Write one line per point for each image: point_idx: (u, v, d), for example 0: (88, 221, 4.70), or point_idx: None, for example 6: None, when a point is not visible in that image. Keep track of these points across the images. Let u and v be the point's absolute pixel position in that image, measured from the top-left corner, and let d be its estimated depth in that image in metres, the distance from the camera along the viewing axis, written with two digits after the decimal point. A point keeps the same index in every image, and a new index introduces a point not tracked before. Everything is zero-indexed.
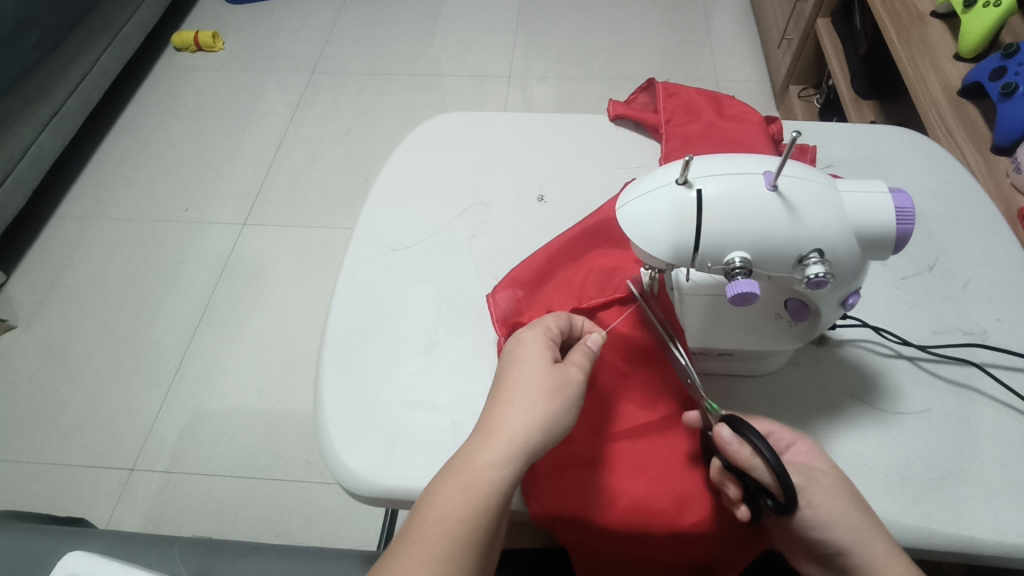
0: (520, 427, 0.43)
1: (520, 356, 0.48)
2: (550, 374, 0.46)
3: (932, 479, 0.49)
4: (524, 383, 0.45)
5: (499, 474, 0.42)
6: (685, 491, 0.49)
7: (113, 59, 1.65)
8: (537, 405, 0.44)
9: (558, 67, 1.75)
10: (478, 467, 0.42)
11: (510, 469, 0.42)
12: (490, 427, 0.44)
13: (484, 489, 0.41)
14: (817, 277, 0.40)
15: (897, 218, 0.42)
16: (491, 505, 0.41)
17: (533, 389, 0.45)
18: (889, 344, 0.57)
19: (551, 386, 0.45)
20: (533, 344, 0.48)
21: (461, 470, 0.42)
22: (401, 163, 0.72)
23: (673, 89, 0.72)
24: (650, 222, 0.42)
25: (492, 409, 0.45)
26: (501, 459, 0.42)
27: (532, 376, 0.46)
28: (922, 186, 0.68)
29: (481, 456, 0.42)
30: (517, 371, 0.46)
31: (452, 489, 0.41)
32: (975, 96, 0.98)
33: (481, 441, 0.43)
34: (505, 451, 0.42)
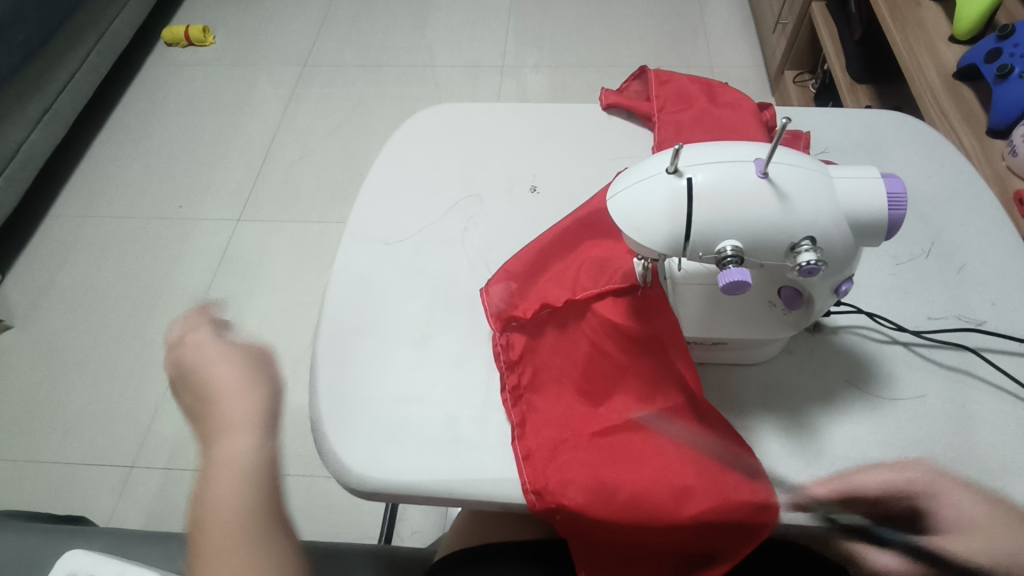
0: (239, 410, 0.52)
1: (206, 362, 0.55)
2: (244, 372, 0.54)
3: (928, 463, 0.49)
4: (228, 381, 0.53)
5: (248, 456, 0.49)
6: (688, 484, 0.48)
7: (102, 55, 1.64)
8: (244, 392, 0.53)
9: (552, 55, 1.74)
10: (232, 454, 0.49)
11: (253, 441, 0.50)
12: (223, 425, 0.51)
13: (244, 464, 0.48)
14: (809, 265, 0.40)
15: (890, 204, 0.41)
16: (257, 475, 0.48)
17: (238, 383, 0.53)
18: (884, 330, 0.57)
19: (244, 370, 0.55)
20: (205, 352, 0.56)
21: (217, 465, 0.48)
22: (393, 155, 0.72)
23: (666, 76, 0.72)
24: (640, 211, 0.42)
25: (212, 412, 0.52)
26: (255, 442, 0.50)
27: (229, 373, 0.54)
28: (917, 171, 0.67)
29: (229, 447, 0.49)
30: (217, 373, 0.54)
31: (222, 479, 0.47)
32: (971, 78, 0.98)
33: (222, 439, 0.50)
34: (247, 432, 0.50)
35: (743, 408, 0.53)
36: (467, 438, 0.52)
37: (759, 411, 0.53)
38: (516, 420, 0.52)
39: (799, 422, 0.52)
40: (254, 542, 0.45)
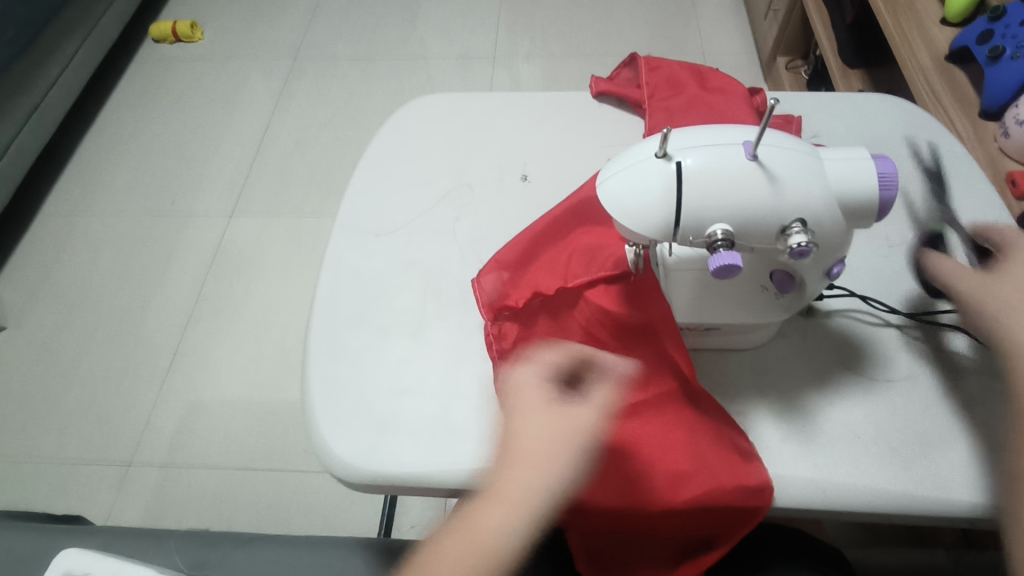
0: (530, 472, 0.44)
1: (513, 406, 0.48)
2: (537, 421, 0.47)
3: (920, 444, 0.50)
4: (523, 435, 0.46)
5: (501, 530, 0.44)
6: (683, 470, 0.48)
7: (90, 52, 1.62)
8: (547, 443, 0.45)
9: (545, 45, 1.72)
10: (467, 532, 0.44)
11: (544, 501, 0.44)
12: (500, 484, 0.45)
13: (492, 543, 0.43)
14: (799, 247, 0.40)
15: (880, 184, 0.41)
16: (518, 545, 0.44)
17: (534, 438, 0.46)
18: (877, 313, 0.57)
19: (558, 424, 0.46)
20: (528, 391, 0.48)
21: (442, 548, 0.45)
22: (382, 147, 0.71)
23: (655, 63, 0.71)
24: (631, 197, 0.42)
25: (501, 462, 0.46)
26: (535, 499, 0.44)
27: (534, 427, 0.46)
28: (909, 153, 0.67)
29: (493, 514, 0.44)
30: (521, 420, 0.47)
31: (448, 561, 0.44)
32: (963, 60, 0.97)
33: (487, 500, 0.45)
34: (517, 507, 0.44)
35: (738, 394, 0.53)
36: (461, 428, 0.52)
37: (753, 396, 0.53)
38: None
39: (793, 406, 0.52)
40: None
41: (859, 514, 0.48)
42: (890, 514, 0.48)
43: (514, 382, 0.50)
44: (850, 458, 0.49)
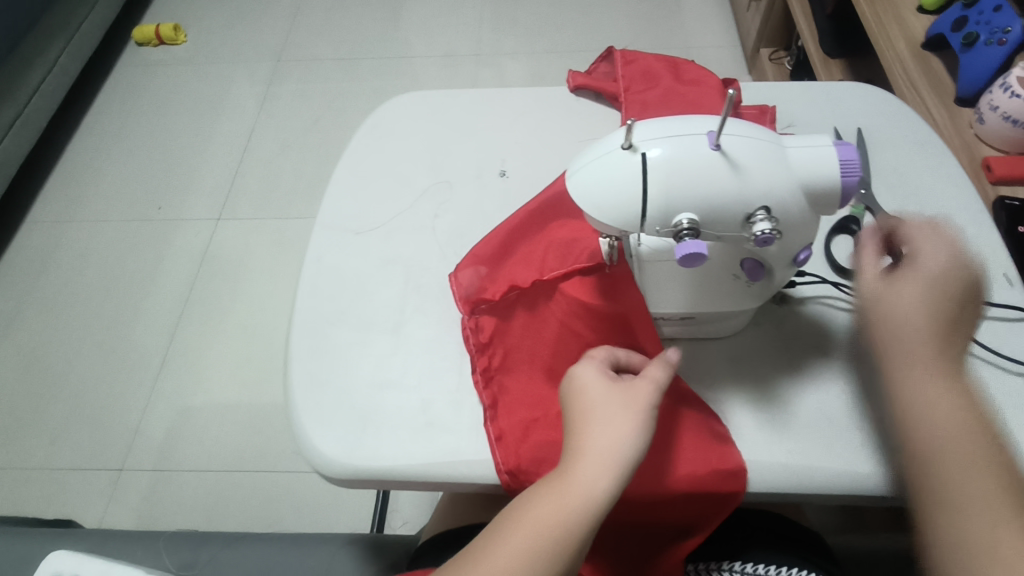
0: (598, 453, 0.44)
1: (586, 388, 0.47)
2: (621, 403, 0.46)
3: (890, 426, 0.50)
4: (605, 416, 0.46)
5: (570, 511, 0.43)
6: (673, 451, 0.50)
7: (73, 57, 1.61)
8: (621, 425, 0.45)
9: (529, 41, 1.73)
10: (543, 510, 0.43)
11: (612, 485, 0.44)
12: (582, 447, 0.45)
13: (580, 501, 0.43)
14: (763, 234, 0.41)
15: (843, 171, 0.42)
16: (587, 527, 0.43)
17: (610, 419, 0.45)
18: (849, 299, 0.57)
19: (633, 399, 0.46)
20: (595, 372, 0.48)
21: (517, 524, 0.44)
22: (362, 145, 0.71)
23: (631, 56, 0.71)
24: (598, 189, 0.42)
25: (578, 428, 0.46)
26: (592, 484, 0.43)
27: (611, 410, 0.46)
28: (883, 140, 0.68)
29: (579, 474, 0.44)
30: (592, 400, 0.47)
31: (523, 535, 0.43)
32: (939, 48, 0.98)
33: (575, 458, 0.45)
34: (602, 469, 0.44)
35: (713, 382, 0.54)
36: (441, 421, 0.53)
37: (728, 383, 0.54)
38: (494, 399, 0.53)
39: (767, 392, 0.53)
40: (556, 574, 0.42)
41: (831, 497, 0.49)
42: (861, 496, 0.49)
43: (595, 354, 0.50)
44: (822, 442, 0.50)
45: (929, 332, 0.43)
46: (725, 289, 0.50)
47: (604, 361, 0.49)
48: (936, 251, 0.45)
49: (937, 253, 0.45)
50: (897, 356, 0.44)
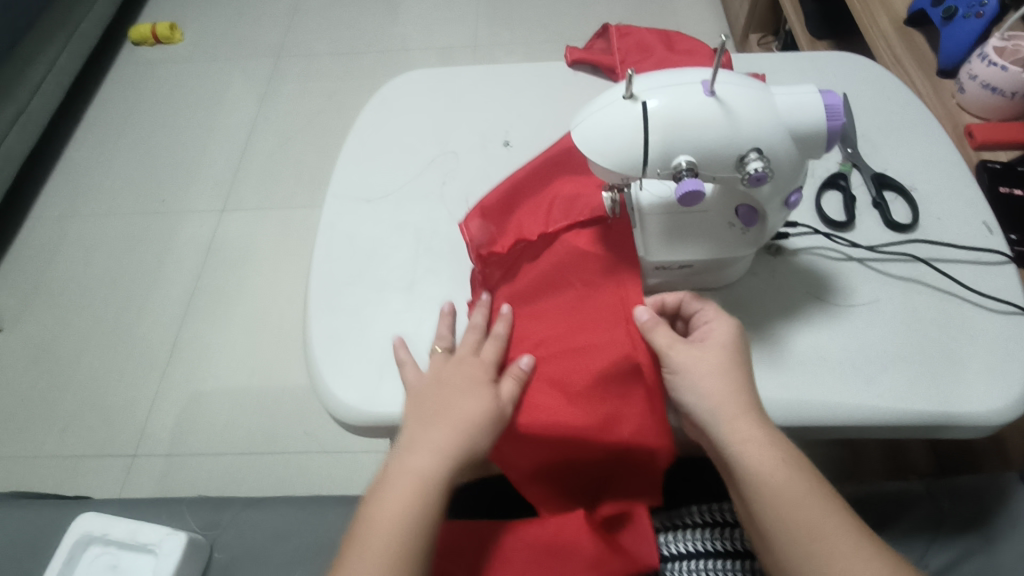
0: (444, 443, 0.49)
1: (451, 382, 0.53)
2: (475, 402, 0.51)
3: (880, 361, 0.54)
4: (456, 412, 0.51)
5: (416, 498, 0.48)
6: (624, 410, 0.52)
7: (72, 56, 1.63)
8: (468, 421, 0.50)
9: (525, 34, 1.75)
10: (392, 497, 0.48)
11: (443, 473, 0.49)
12: (418, 440, 0.50)
13: (418, 490, 0.48)
14: (757, 172, 0.44)
15: (828, 115, 0.45)
16: (432, 512, 0.48)
17: (465, 415, 0.50)
18: (840, 249, 0.61)
19: (475, 399, 0.51)
20: (469, 369, 0.53)
21: (375, 512, 0.48)
22: (370, 120, 0.74)
23: (626, 29, 0.74)
24: (601, 137, 0.45)
25: (422, 425, 0.51)
26: (436, 471, 0.49)
27: (469, 406, 0.51)
28: (868, 103, 0.71)
29: (415, 463, 0.49)
30: (457, 392, 0.52)
31: (378, 524, 0.47)
32: (921, 24, 1.02)
33: (412, 451, 0.50)
34: (433, 459, 0.49)
35: None
36: None
37: None
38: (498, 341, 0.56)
39: (764, 334, 0.56)
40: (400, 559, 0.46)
41: (828, 426, 0.52)
42: (856, 426, 0.52)
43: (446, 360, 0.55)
44: (817, 378, 0.53)
45: (720, 378, 0.49)
46: (721, 235, 0.53)
47: (486, 359, 0.55)
48: (712, 319, 0.52)
49: (715, 320, 0.52)
50: (721, 421, 0.48)
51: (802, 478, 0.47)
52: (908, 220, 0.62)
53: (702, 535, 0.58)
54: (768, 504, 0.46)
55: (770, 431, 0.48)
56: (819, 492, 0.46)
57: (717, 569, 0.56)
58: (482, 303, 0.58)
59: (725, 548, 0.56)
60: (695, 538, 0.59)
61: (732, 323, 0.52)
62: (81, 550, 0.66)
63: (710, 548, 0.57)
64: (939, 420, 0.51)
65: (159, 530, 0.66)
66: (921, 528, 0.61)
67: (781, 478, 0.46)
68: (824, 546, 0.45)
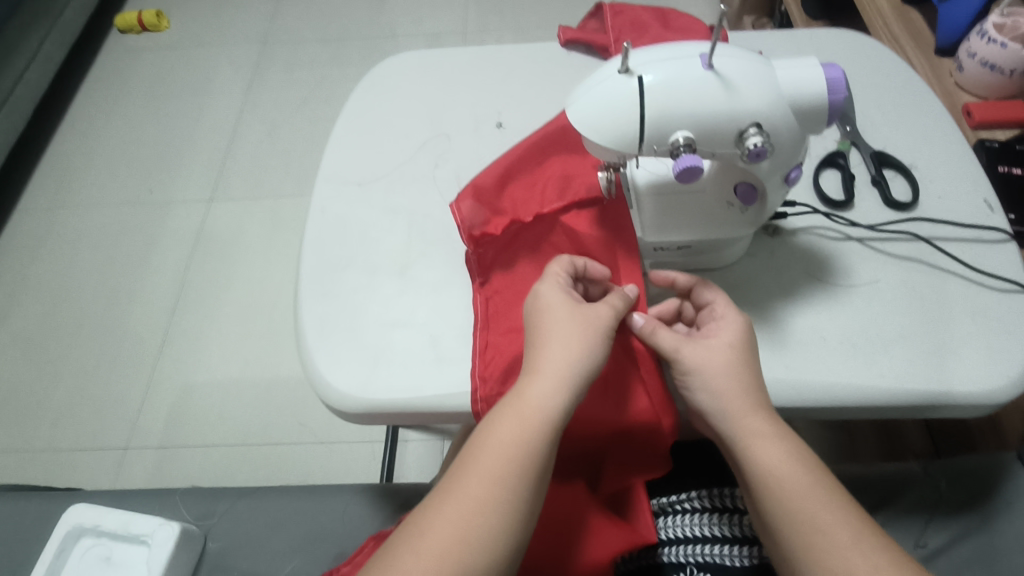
0: (547, 385, 0.47)
1: (543, 321, 0.50)
2: (575, 340, 0.48)
3: (882, 342, 0.53)
4: (564, 333, 0.48)
5: (522, 442, 0.45)
6: (629, 389, 0.53)
7: (56, 43, 1.60)
8: (570, 360, 0.47)
9: (515, 19, 1.73)
10: (506, 429, 0.45)
11: (566, 400, 0.46)
12: (535, 366, 0.48)
13: (538, 415, 0.46)
14: (756, 148, 0.43)
15: (830, 88, 0.44)
16: (542, 455, 0.45)
17: (563, 356, 0.48)
18: (839, 228, 0.60)
19: (583, 319, 0.49)
20: (559, 289, 0.51)
21: (473, 459, 0.45)
22: (358, 103, 0.73)
23: (620, 7, 0.73)
24: (597, 112, 0.44)
25: (533, 350, 0.49)
26: (542, 416, 0.46)
27: (564, 346, 0.48)
28: (867, 81, 0.70)
29: (532, 390, 0.47)
30: (550, 321, 0.49)
31: (480, 472, 0.44)
32: (919, 2, 1.00)
33: (530, 377, 0.48)
34: (553, 383, 0.47)
35: None
36: (450, 355, 0.55)
37: None
38: (483, 312, 0.55)
39: (764, 316, 0.55)
40: (517, 490, 0.44)
41: (829, 408, 0.52)
42: (856, 407, 0.51)
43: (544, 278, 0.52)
44: (817, 359, 0.53)
45: (730, 371, 0.49)
46: (720, 216, 0.52)
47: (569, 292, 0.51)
48: (723, 314, 0.52)
49: (727, 316, 0.51)
50: (726, 412, 0.48)
51: (809, 471, 0.46)
52: (908, 199, 0.61)
53: (703, 520, 0.57)
54: (774, 497, 0.46)
55: (777, 429, 0.48)
56: (824, 485, 0.46)
57: (719, 554, 0.55)
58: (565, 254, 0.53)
59: (727, 534, 0.55)
60: (695, 523, 0.57)
61: (741, 318, 0.51)
62: (73, 541, 0.66)
63: (713, 533, 0.56)
64: (940, 401, 0.50)
65: (149, 520, 0.65)
66: (918, 509, 0.61)
67: (785, 471, 0.46)
68: (829, 536, 0.43)
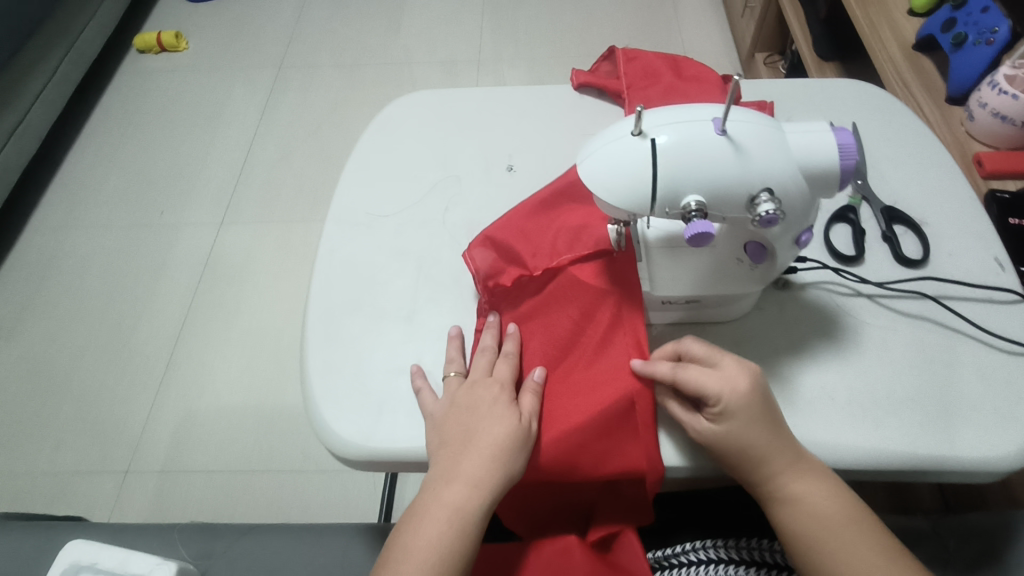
0: (473, 469, 0.49)
1: (469, 409, 0.52)
2: (497, 427, 0.51)
3: (891, 404, 0.52)
4: (483, 437, 0.50)
5: (450, 527, 0.48)
6: (616, 442, 0.51)
7: (75, 65, 1.63)
8: (492, 447, 0.50)
9: (529, 48, 1.75)
10: (427, 534, 0.48)
11: (482, 505, 0.48)
12: (449, 473, 0.49)
13: (454, 522, 0.48)
14: (768, 214, 0.42)
15: (840, 155, 0.44)
16: (468, 538, 0.48)
17: (489, 441, 0.50)
18: (848, 284, 0.59)
19: (502, 424, 0.51)
20: (484, 392, 0.53)
21: (410, 540, 0.48)
22: (371, 144, 0.73)
23: (633, 54, 0.73)
24: (609, 173, 0.44)
25: (453, 452, 0.50)
26: (467, 499, 0.48)
27: (491, 430, 0.50)
28: (878, 134, 0.70)
29: (448, 496, 0.49)
30: (476, 424, 0.51)
31: (416, 552, 0.47)
32: (930, 49, 1.00)
33: (445, 483, 0.49)
34: (468, 490, 0.48)
35: None
36: None
37: None
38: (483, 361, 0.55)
39: (771, 372, 0.55)
40: None
41: (835, 470, 0.51)
42: (862, 468, 0.50)
43: (468, 381, 0.54)
44: (824, 419, 0.52)
45: (742, 446, 0.47)
46: (728, 272, 0.51)
47: (501, 378, 0.54)
48: (728, 388, 0.48)
49: (731, 389, 0.48)
50: (742, 475, 0.49)
51: (828, 537, 0.46)
52: (918, 255, 0.60)
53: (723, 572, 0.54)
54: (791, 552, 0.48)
55: (794, 488, 0.47)
56: (844, 549, 0.46)
57: None
58: (490, 322, 0.57)
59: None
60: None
61: (740, 388, 0.48)
62: None
63: None
64: (948, 466, 0.50)
65: (146, 562, 0.61)
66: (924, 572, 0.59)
67: (802, 536, 0.47)
68: None
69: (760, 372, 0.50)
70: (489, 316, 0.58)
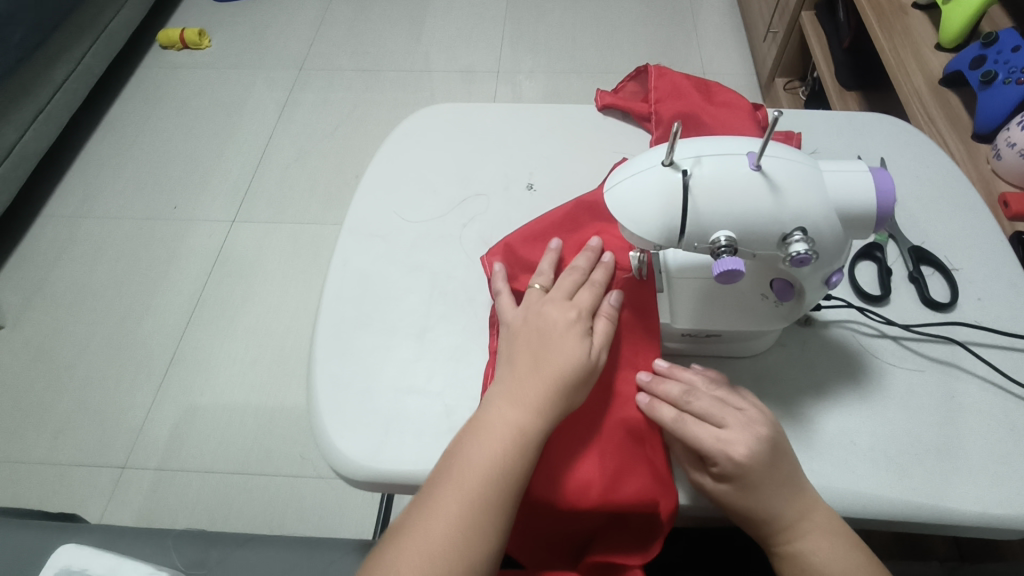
0: (538, 393, 0.47)
1: (543, 330, 0.50)
2: (568, 357, 0.48)
3: (918, 454, 0.50)
4: (550, 363, 0.48)
5: (505, 452, 0.45)
6: (620, 466, 0.49)
7: (98, 56, 1.63)
8: (563, 374, 0.48)
9: (548, 61, 1.75)
10: (453, 490, 0.45)
11: (516, 457, 0.45)
12: (489, 421, 0.47)
13: (483, 475, 0.45)
14: (800, 255, 0.41)
15: (878, 197, 0.42)
16: (518, 469, 0.45)
17: (557, 371, 0.48)
18: (874, 324, 0.58)
19: (572, 354, 0.48)
20: (557, 317, 0.51)
21: (459, 457, 0.46)
22: (391, 154, 0.73)
23: (663, 70, 0.72)
24: (639, 204, 0.43)
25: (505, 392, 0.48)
26: (527, 422, 0.46)
27: (559, 357, 0.48)
28: (905, 170, 0.68)
29: (478, 450, 0.46)
30: (548, 354, 0.49)
31: (467, 469, 0.45)
32: (957, 85, 0.99)
33: (479, 436, 0.46)
34: (507, 440, 0.46)
35: None
36: (463, 427, 0.53)
37: None
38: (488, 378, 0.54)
39: (790, 413, 0.53)
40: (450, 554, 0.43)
41: (856, 520, 0.49)
42: (883, 518, 0.49)
43: (545, 304, 0.52)
44: (845, 465, 0.50)
45: (747, 501, 0.46)
46: (753, 307, 0.50)
47: (578, 304, 0.52)
48: (723, 451, 0.45)
49: (727, 452, 0.45)
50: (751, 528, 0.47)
51: None
52: (946, 298, 0.59)
53: None
54: None
55: (799, 545, 0.45)
56: None
57: None
58: (551, 250, 0.56)
59: None
60: None
61: (738, 454, 0.45)
62: None
63: None
64: (973, 523, 0.48)
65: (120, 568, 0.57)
66: None
67: None
68: None
69: (771, 430, 0.46)
70: (593, 240, 0.56)
